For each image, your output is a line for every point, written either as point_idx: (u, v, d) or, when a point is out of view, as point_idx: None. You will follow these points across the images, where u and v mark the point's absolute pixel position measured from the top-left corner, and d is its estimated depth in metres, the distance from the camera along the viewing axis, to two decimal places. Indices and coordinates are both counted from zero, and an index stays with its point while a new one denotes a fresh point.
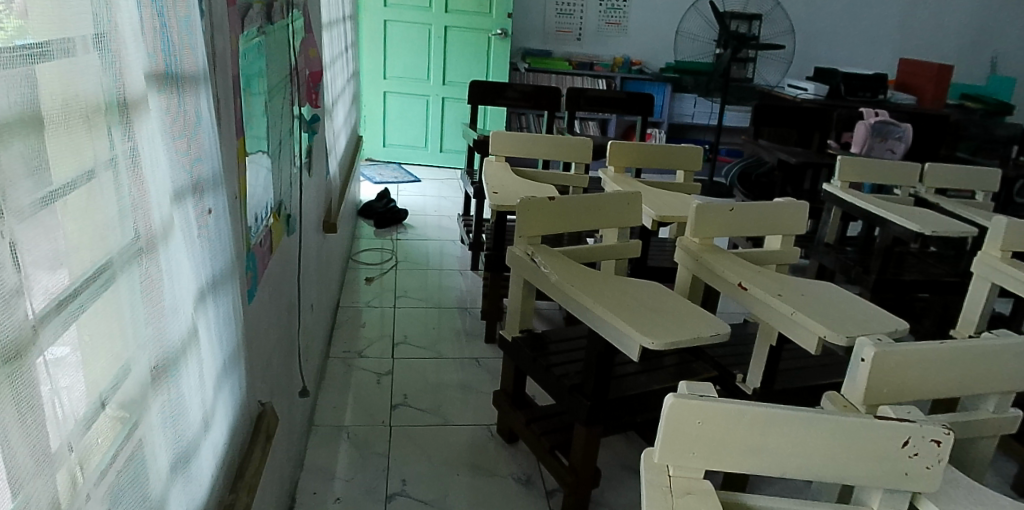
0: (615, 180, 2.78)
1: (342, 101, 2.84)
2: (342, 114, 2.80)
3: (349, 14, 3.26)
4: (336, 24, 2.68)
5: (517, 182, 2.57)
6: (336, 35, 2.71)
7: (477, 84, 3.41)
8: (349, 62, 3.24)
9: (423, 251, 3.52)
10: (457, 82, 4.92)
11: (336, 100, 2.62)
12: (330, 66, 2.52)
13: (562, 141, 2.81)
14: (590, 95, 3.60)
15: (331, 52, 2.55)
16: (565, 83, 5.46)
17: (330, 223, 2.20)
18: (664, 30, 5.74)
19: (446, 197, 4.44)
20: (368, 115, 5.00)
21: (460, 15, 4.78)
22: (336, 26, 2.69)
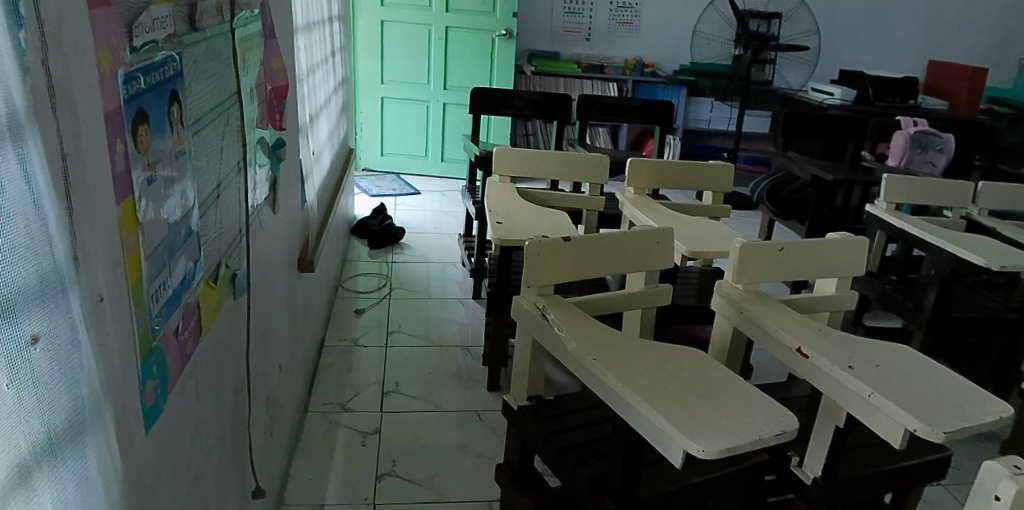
0: (635, 202, 2.43)
1: (327, 114, 2.51)
2: (326, 129, 2.47)
3: (338, 15, 2.93)
4: (318, 26, 2.36)
5: (522, 205, 2.23)
6: (319, 40, 2.39)
7: (478, 91, 3.07)
8: (339, 68, 2.92)
9: (421, 276, 3.19)
10: (458, 87, 4.59)
11: (318, 113, 2.29)
12: (311, 76, 2.19)
13: (573, 157, 2.46)
14: (602, 103, 3.25)
15: (311, 58, 2.23)
16: (574, 88, 5.12)
17: (306, 262, 1.87)
18: (679, 30, 5.38)
19: (448, 212, 4.11)
20: (364, 122, 4.67)
21: (462, 15, 4.45)
22: (318, 28, 2.36)
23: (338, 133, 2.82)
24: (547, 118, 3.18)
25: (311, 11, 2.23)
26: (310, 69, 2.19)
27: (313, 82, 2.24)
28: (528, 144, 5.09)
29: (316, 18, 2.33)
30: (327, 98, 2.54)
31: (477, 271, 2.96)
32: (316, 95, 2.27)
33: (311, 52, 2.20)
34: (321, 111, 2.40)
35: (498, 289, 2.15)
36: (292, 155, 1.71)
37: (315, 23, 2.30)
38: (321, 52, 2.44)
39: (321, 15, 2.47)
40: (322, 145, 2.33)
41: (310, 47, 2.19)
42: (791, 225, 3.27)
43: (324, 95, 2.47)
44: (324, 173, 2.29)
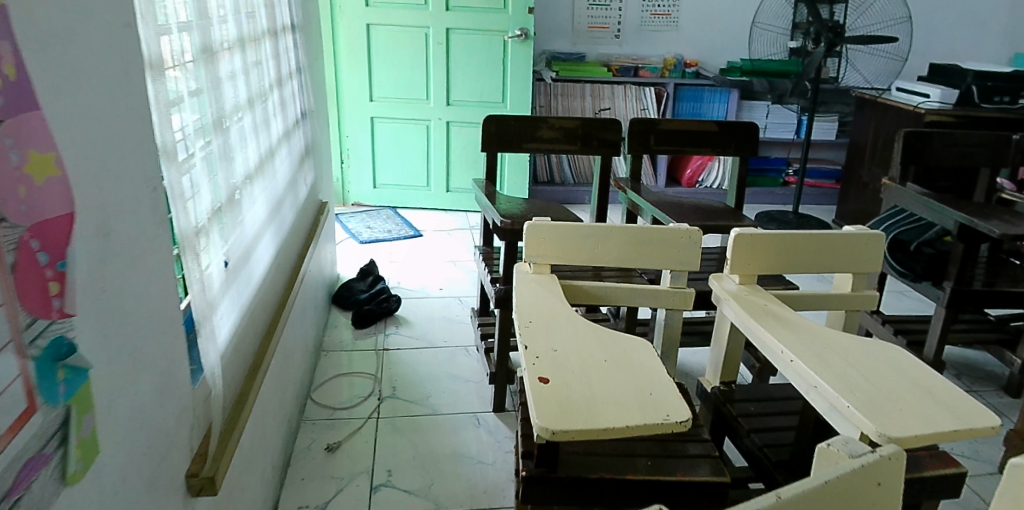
0: (740, 297, 1.59)
1: (274, 179, 1.69)
2: (272, 202, 1.65)
3: (296, 25, 2.09)
4: (242, 47, 1.52)
5: (575, 322, 1.37)
6: (249, 68, 1.56)
7: (489, 121, 2.21)
8: (299, 101, 2.09)
9: (420, 373, 2.35)
10: (464, 102, 3.75)
11: (247, 186, 1.47)
12: (225, 133, 1.36)
13: (643, 232, 1.58)
14: (661, 128, 2.34)
15: (229, 102, 1.40)
16: (603, 94, 4.20)
17: (199, 482, 1.04)
18: (726, 21, 4.45)
19: (457, 263, 3.28)
20: (350, 148, 3.84)
21: (465, 13, 3.60)
22: (244, 52, 1.53)
23: (299, 193, 1.99)
24: (586, 153, 2.30)
25: (223, 27, 1.40)
26: (224, 122, 1.37)
27: (235, 139, 1.43)
28: (549, 164, 4.24)
29: (238, 36, 1.50)
30: (275, 153, 1.72)
31: (497, 376, 2.12)
32: (240, 156, 1.44)
33: (224, 93, 1.37)
34: (261, 179, 1.58)
35: (538, 470, 1.32)
36: (129, 326, 0.86)
37: (235, 44, 1.47)
38: (256, 86, 1.61)
39: (255, 30, 1.64)
40: (260, 235, 1.51)
41: (221, 83, 1.36)
42: (925, 288, 2.41)
43: (267, 152, 1.65)
44: (259, 281, 1.47)
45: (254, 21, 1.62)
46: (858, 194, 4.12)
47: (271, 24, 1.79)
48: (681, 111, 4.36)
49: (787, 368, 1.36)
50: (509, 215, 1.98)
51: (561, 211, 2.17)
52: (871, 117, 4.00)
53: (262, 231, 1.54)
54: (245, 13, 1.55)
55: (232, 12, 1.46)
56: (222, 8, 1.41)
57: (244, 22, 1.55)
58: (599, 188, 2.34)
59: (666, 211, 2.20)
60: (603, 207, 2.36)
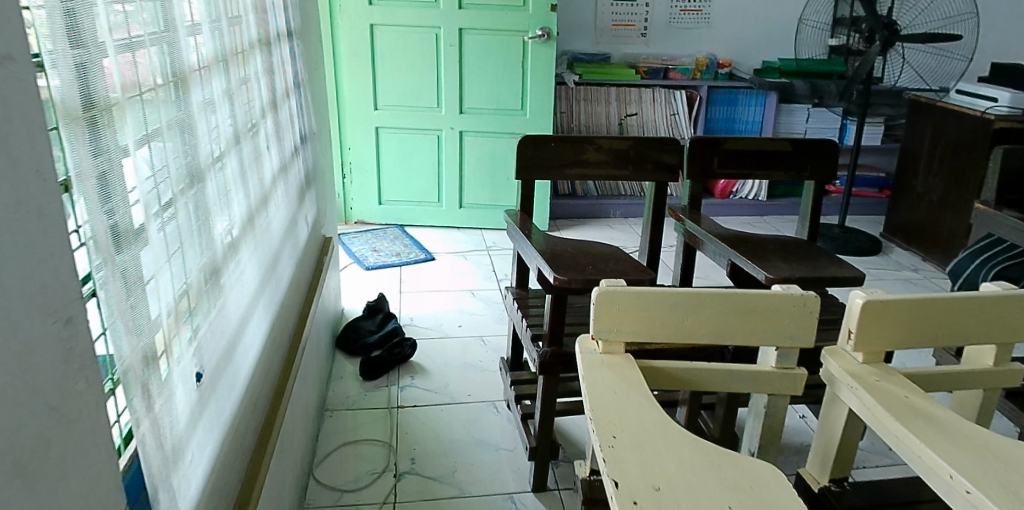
0: (868, 385, 1.21)
1: (267, 231, 1.33)
2: (264, 261, 1.29)
3: (293, 32, 1.73)
4: (223, 66, 1.16)
5: (663, 426, 1.03)
6: (232, 92, 1.19)
7: (524, 143, 1.86)
8: (298, 123, 1.71)
9: (442, 436, 1.99)
10: (479, 110, 3.39)
11: (229, 252, 1.11)
12: (197, 188, 1.00)
13: (744, 299, 1.21)
14: (726, 148, 1.99)
15: (203, 143, 1.04)
16: (630, 99, 3.84)
17: None
18: (760, 17, 4.09)
19: (476, 295, 2.90)
20: (353, 162, 3.47)
21: (481, 12, 3.23)
22: (225, 73, 1.17)
23: (299, 237, 1.63)
24: (638, 178, 1.94)
25: (193, 42, 1.03)
26: (196, 170, 1.01)
27: (212, 193, 1.06)
28: None
29: (217, 52, 1.13)
30: (267, 197, 1.35)
31: (538, 451, 1.75)
32: (219, 214, 1.08)
33: (195, 132, 1.01)
34: (249, 235, 1.22)
35: None
36: None
37: (212, 63, 1.10)
38: (242, 114, 1.25)
39: (240, 42, 1.27)
40: (246, 313, 1.15)
41: (190, 119, 0.99)
42: None
43: (258, 197, 1.29)
44: (245, 377, 1.12)
45: (238, 29, 1.25)
46: (911, 205, 3.78)
47: (261, 35, 1.42)
48: (714, 116, 4.01)
49: (942, 485, 0.99)
50: (547, 258, 1.60)
51: (597, 246, 1.75)
52: (927, 123, 3.65)
53: (250, 306, 1.17)
54: (227, 22, 1.19)
55: (207, 20, 1.10)
56: (193, 15, 1.04)
57: (225, 32, 1.18)
58: (652, 218, 1.98)
59: (738, 246, 1.83)
60: (656, 239, 1.99)
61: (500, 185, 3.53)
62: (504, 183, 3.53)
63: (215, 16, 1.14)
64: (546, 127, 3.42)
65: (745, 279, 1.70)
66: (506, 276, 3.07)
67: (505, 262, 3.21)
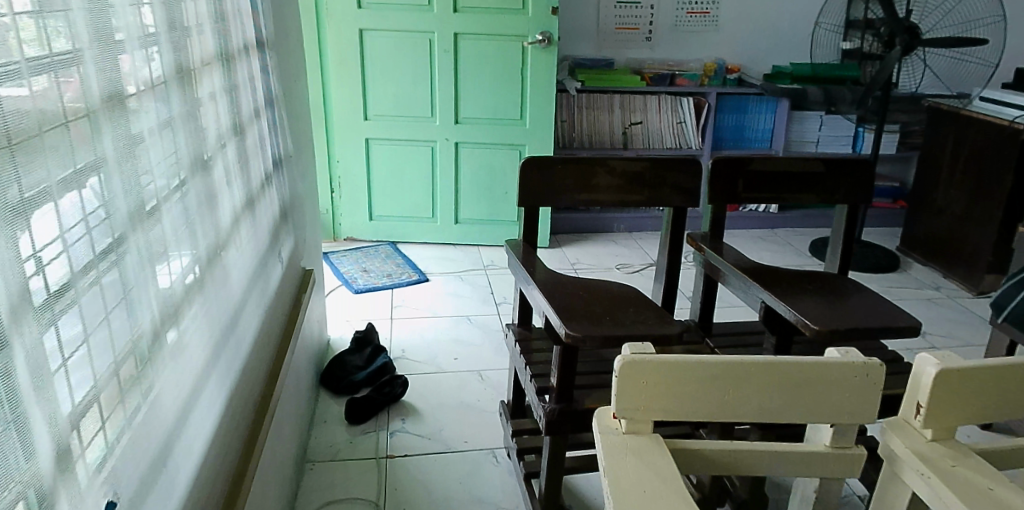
0: (941, 475, 0.89)
1: (212, 287, 1.11)
2: (203, 324, 1.07)
3: (268, 41, 1.52)
4: (152, 93, 0.94)
5: None
6: (161, 123, 0.98)
7: (525, 166, 1.65)
8: (273, 149, 1.50)
9: (436, 493, 1.78)
10: (476, 120, 3.18)
11: (151, 325, 0.91)
12: (87, 256, 0.78)
13: (801, 369, 1.00)
14: (752, 170, 1.78)
15: (106, 193, 0.82)
16: (634, 106, 3.64)
17: None
18: (770, 20, 3.89)
19: (474, 322, 2.67)
20: (342, 176, 3.25)
21: (477, 15, 3.02)
22: (155, 102, 0.95)
23: (271, 280, 1.42)
24: (654, 204, 1.74)
25: (105, 66, 0.82)
26: (101, 233, 0.82)
27: (115, 257, 0.84)
28: None
29: (142, 77, 0.92)
30: (218, 246, 1.14)
31: None
32: (126, 280, 0.86)
33: (94, 180, 0.79)
34: (178, 297, 1.00)
35: None
36: None
37: (134, 89, 0.89)
38: (178, 148, 1.03)
39: (182, 60, 1.06)
40: (162, 398, 0.93)
41: (87, 166, 0.78)
42: None
43: (197, 247, 1.07)
44: (171, 479, 0.93)
45: (181, 46, 1.04)
46: (930, 217, 3.60)
47: (218, 50, 1.21)
48: (723, 124, 3.81)
49: None
50: (556, 304, 1.35)
51: (612, 286, 1.50)
52: (948, 132, 3.44)
53: (172, 388, 0.95)
54: (164, 38, 0.99)
55: (127, 37, 0.88)
56: (106, 31, 0.83)
57: (156, 50, 0.96)
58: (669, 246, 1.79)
59: (770, 283, 1.63)
60: (675, 271, 1.80)
61: (498, 200, 3.32)
62: (502, 197, 3.32)
63: (142, 30, 0.92)
64: (547, 137, 3.21)
65: (779, 323, 1.50)
66: (505, 299, 2.86)
67: (503, 283, 3.00)
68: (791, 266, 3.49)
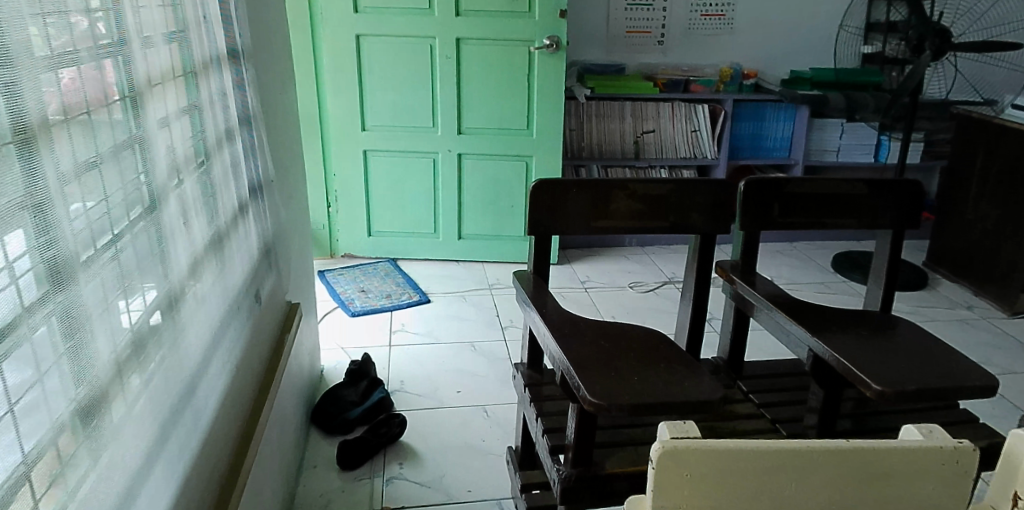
0: None
1: (160, 350, 0.93)
2: (146, 399, 0.89)
3: (246, 53, 1.35)
4: (72, 126, 0.76)
5: None
6: (87, 161, 0.80)
7: (534, 192, 1.45)
8: (249, 175, 1.32)
9: None
10: (480, 130, 3.00)
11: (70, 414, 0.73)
12: None
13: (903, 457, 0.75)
14: (790, 192, 1.59)
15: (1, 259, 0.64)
16: (646, 114, 3.45)
17: None
18: (789, 22, 3.71)
19: (478, 349, 2.48)
20: (339, 190, 3.08)
21: (480, 19, 2.84)
22: (76, 135, 0.77)
23: (245, 327, 1.24)
24: (681, 232, 1.55)
25: (8, 95, 0.64)
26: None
27: (16, 335, 0.66)
28: None
29: (59, 106, 0.73)
30: (169, 300, 0.96)
31: None
32: (32, 364, 0.68)
33: None
34: (111, 370, 0.81)
35: None
36: None
37: (48, 122, 0.71)
38: (111, 189, 0.85)
39: (121, 82, 0.88)
40: (86, 504, 0.74)
41: None
42: None
43: (137, 307, 0.89)
44: None
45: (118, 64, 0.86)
46: (959, 230, 3.40)
47: (172, 67, 1.03)
48: (740, 132, 3.62)
49: None
50: (566, 347, 1.17)
51: (635, 330, 1.31)
52: (980, 141, 3.25)
53: (98, 489, 0.77)
54: (91, 56, 0.80)
55: (40, 58, 0.70)
56: (7, 51, 0.64)
57: (82, 72, 0.79)
58: (698, 277, 1.60)
59: (816, 321, 1.43)
60: (702, 305, 1.62)
61: (504, 213, 3.15)
62: (508, 211, 3.14)
63: (61, 49, 0.74)
64: (555, 148, 3.03)
65: (829, 373, 1.33)
66: (512, 322, 2.67)
67: (510, 303, 2.82)
68: (813, 283, 3.30)
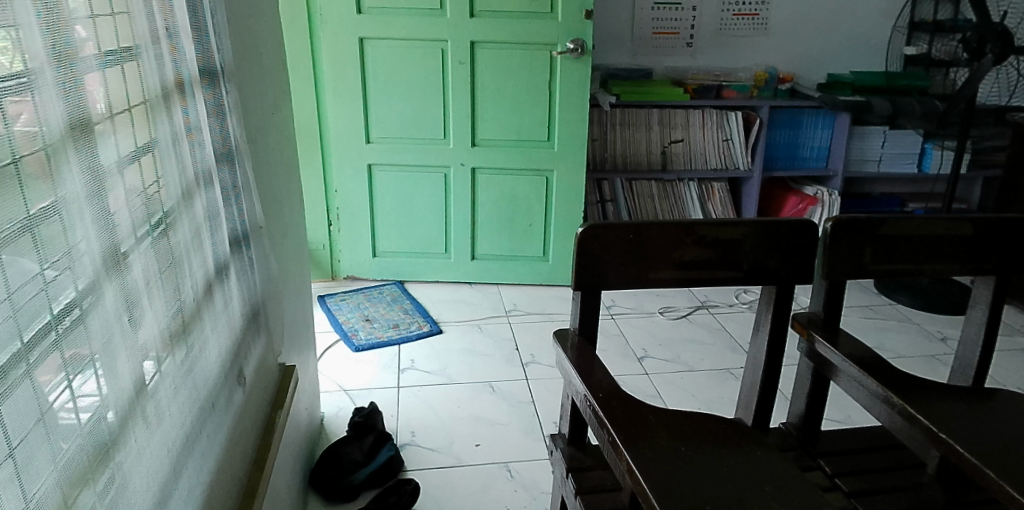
0: None
1: (94, 492, 0.68)
2: None
3: (227, 72, 1.08)
4: None
5: None
6: None
7: (581, 238, 1.19)
8: (228, 227, 1.06)
9: None
10: (496, 141, 2.74)
11: None
12: None
13: None
14: (883, 235, 1.33)
15: None
16: (675, 122, 3.18)
17: None
18: (827, 22, 3.43)
19: (498, 391, 2.20)
20: (341, 208, 2.82)
21: (497, 21, 2.57)
22: None
23: (221, 419, 0.98)
24: (754, 282, 1.29)
25: None
26: None
27: None
28: (603, 215, 3.26)
29: None
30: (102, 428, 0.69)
31: None
32: None
33: None
34: None
35: None
36: None
37: None
38: (12, 286, 0.59)
39: (41, 128, 0.62)
40: None
41: None
42: None
43: (73, 401, 0.66)
44: None
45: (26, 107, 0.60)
46: None
47: (117, 99, 0.77)
48: (774, 141, 3.36)
49: None
50: (651, 481, 0.92)
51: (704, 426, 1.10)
52: None
53: None
54: None
55: None
56: None
57: None
58: (771, 333, 1.36)
59: (930, 393, 1.18)
60: (775, 366, 1.37)
61: (521, 232, 2.88)
62: (526, 229, 2.87)
63: None
64: (578, 161, 2.77)
65: None
66: (534, 358, 2.39)
67: (530, 335, 2.55)
68: (856, 307, 3.04)
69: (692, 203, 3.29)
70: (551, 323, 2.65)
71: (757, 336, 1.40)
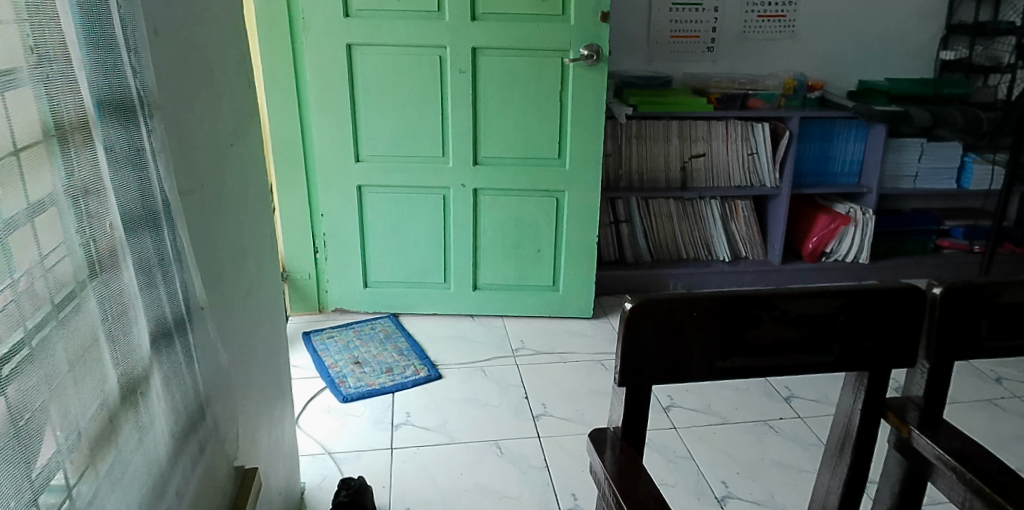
0: None
1: None
2: None
3: (153, 103, 0.79)
4: None
5: None
6: None
7: (626, 320, 0.90)
8: (150, 318, 0.76)
9: None
10: (500, 159, 2.45)
11: None
12: None
13: None
14: (1003, 304, 1.04)
15: None
16: (696, 135, 2.89)
17: None
18: (860, 25, 3.15)
19: (506, 453, 1.90)
20: (328, 234, 2.52)
21: (502, 24, 2.28)
22: None
23: None
24: (847, 366, 1.00)
25: None
26: None
27: None
28: (617, 237, 2.98)
29: None
30: None
31: None
32: None
33: None
34: None
35: None
36: None
37: None
38: None
39: None
40: None
41: None
42: None
43: None
44: None
45: None
46: None
47: None
48: (803, 155, 3.07)
49: None
50: None
51: None
52: None
53: None
54: None
55: None
56: None
57: None
58: (862, 425, 1.07)
59: None
60: (863, 464, 1.09)
61: (528, 259, 2.59)
62: (534, 256, 2.58)
63: None
64: (592, 182, 2.47)
65: None
66: (545, 409, 2.10)
67: (540, 380, 2.26)
68: None
69: (714, 223, 3.03)
70: (562, 365, 2.36)
71: (840, 426, 1.11)
